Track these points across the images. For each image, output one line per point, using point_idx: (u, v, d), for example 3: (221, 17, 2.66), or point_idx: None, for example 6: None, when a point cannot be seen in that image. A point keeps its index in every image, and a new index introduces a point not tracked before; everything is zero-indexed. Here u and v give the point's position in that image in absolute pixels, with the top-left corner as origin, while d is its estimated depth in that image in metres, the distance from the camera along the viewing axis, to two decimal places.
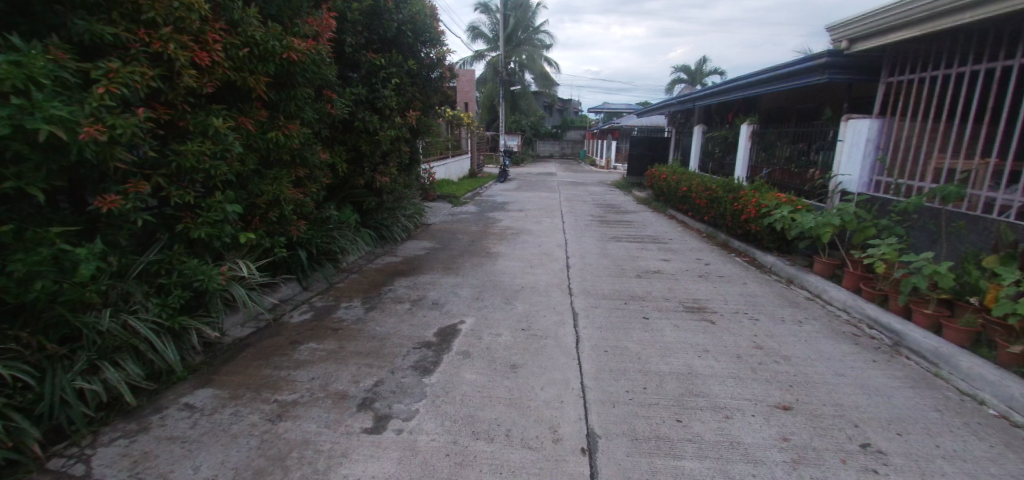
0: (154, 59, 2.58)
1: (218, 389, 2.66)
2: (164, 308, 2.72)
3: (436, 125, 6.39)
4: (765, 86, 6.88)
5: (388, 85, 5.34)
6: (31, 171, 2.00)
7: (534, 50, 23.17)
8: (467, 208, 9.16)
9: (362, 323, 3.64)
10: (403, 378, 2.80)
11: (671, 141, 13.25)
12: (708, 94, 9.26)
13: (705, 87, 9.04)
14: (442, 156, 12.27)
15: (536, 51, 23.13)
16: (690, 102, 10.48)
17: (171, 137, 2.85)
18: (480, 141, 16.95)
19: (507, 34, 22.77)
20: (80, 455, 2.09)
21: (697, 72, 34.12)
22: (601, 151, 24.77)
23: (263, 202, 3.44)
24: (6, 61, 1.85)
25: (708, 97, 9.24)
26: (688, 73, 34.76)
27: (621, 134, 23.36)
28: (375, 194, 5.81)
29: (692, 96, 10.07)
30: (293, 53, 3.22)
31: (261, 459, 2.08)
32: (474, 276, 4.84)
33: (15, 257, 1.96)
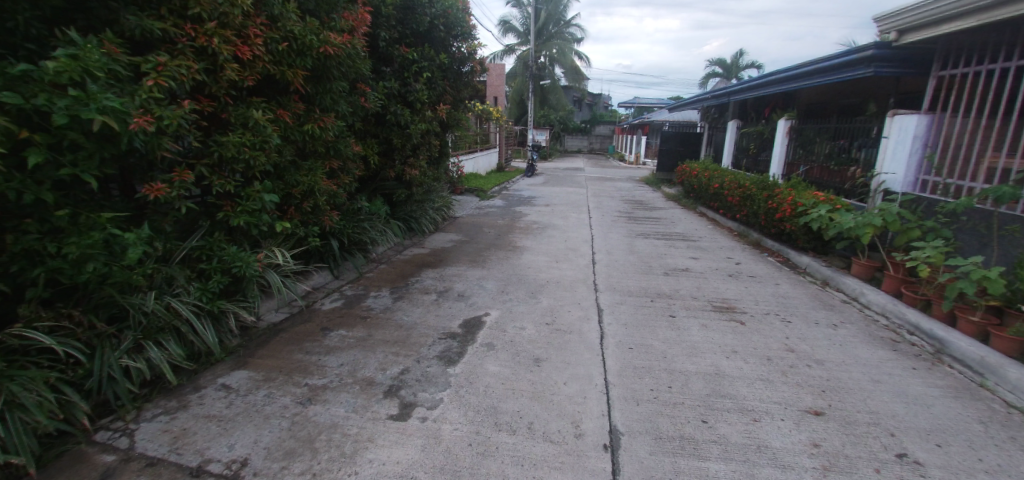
0: (199, 53, 2.69)
1: (253, 371, 2.78)
2: (204, 292, 2.85)
3: (465, 119, 6.44)
4: (806, 80, 6.60)
5: (420, 79, 5.39)
6: (85, 159, 2.11)
7: (565, 44, 22.95)
8: (493, 202, 9.19)
9: (390, 312, 3.73)
10: (429, 367, 2.85)
11: (705, 137, 12.90)
12: (744, 88, 8.97)
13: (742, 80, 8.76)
14: (470, 150, 12.34)
15: (567, 45, 22.93)
16: (725, 97, 10.20)
17: (214, 128, 2.97)
18: (508, 135, 17.00)
19: (538, 28, 22.63)
20: (125, 429, 2.22)
21: (733, 65, 33.03)
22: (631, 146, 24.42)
23: (299, 193, 3.56)
24: (65, 56, 1.98)
25: (745, 91, 8.95)
26: (723, 66, 33.70)
27: (652, 130, 22.98)
28: (404, 186, 5.89)
29: (728, 90, 9.77)
30: (329, 47, 3.29)
31: (292, 440, 2.16)
32: (499, 269, 4.86)
33: (71, 240, 2.09)
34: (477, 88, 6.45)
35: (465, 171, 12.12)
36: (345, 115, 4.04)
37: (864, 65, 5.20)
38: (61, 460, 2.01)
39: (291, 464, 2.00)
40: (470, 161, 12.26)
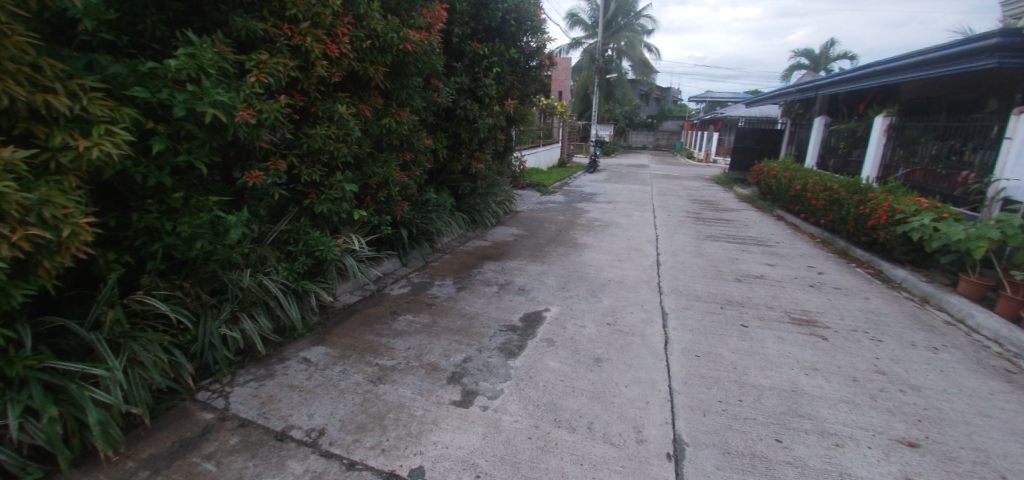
0: (294, 51, 2.90)
1: (329, 348, 2.98)
2: (291, 272, 3.10)
3: (531, 114, 6.46)
4: (910, 73, 5.92)
5: (490, 74, 5.46)
6: (198, 148, 2.36)
7: (635, 36, 22.23)
8: (555, 197, 9.15)
9: (454, 301, 3.84)
10: (490, 358, 2.91)
11: (786, 135, 12.02)
12: (835, 82, 8.22)
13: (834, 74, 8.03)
14: (533, 145, 12.35)
15: (636, 37, 22.21)
16: (812, 91, 9.40)
17: (304, 121, 3.18)
18: (571, 131, 16.79)
19: (607, 20, 22.12)
20: (221, 391, 2.47)
21: (821, 56, 30.39)
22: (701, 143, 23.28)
23: (374, 183, 3.75)
24: (185, 55, 2.22)
25: (836, 85, 8.20)
26: (811, 57, 31.09)
27: (726, 126, 21.77)
28: (469, 179, 6.02)
29: (816, 84, 9.00)
30: (408, 44, 3.40)
31: (363, 415, 2.30)
32: (560, 265, 4.85)
33: (185, 220, 2.37)
34: (544, 82, 6.43)
35: (527, 166, 12.15)
36: (419, 109, 4.19)
37: (985, 55, 4.56)
38: (170, 413, 2.28)
39: (363, 438, 2.13)
40: (532, 156, 12.26)
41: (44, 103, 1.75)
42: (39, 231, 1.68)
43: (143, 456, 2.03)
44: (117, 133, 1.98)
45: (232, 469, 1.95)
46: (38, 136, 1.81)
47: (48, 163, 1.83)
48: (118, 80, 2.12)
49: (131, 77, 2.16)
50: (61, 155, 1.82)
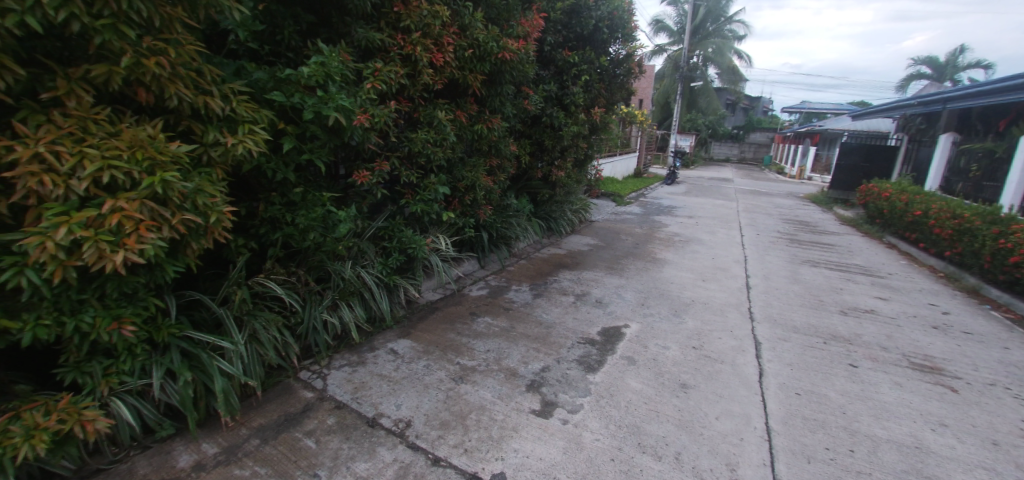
0: (405, 60, 3.07)
1: (414, 342, 3.11)
2: (385, 267, 3.28)
3: (614, 122, 6.33)
4: None
5: (578, 82, 5.40)
6: (319, 148, 2.60)
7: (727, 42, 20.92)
8: (631, 208, 8.85)
9: (531, 307, 3.84)
10: (569, 370, 2.87)
11: (901, 152, 10.72)
12: (966, 95, 7.20)
13: (967, 85, 7.03)
14: (609, 153, 12.08)
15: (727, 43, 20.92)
16: (937, 104, 8.30)
17: (407, 126, 3.36)
18: (650, 141, 16.19)
19: (695, 26, 21.19)
20: (319, 372, 2.68)
21: (948, 63, 26.71)
22: (792, 156, 21.44)
23: (463, 186, 3.85)
24: (316, 63, 2.44)
25: (967, 99, 7.18)
26: (934, 66, 27.51)
27: (825, 140, 19.84)
28: (548, 186, 5.98)
29: (941, 97, 7.93)
30: (507, 53, 3.44)
31: (447, 412, 2.38)
32: (638, 280, 4.67)
33: (302, 213, 2.63)
34: (630, 91, 6.27)
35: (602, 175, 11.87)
36: (509, 116, 4.23)
37: None
38: (276, 388, 2.52)
39: (447, 435, 2.20)
40: (608, 165, 11.99)
41: (204, 104, 2.03)
42: (192, 216, 1.95)
43: (254, 425, 2.26)
44: (257, 132, 2.24)
45: (330, 448, 2.11)
46: (196, 132, 2.10)
47: (201, 156, 2.11)
48: (260, 84, 2.40)
49: (270, 82, 2.42)
50: (212, 150, 2.10)
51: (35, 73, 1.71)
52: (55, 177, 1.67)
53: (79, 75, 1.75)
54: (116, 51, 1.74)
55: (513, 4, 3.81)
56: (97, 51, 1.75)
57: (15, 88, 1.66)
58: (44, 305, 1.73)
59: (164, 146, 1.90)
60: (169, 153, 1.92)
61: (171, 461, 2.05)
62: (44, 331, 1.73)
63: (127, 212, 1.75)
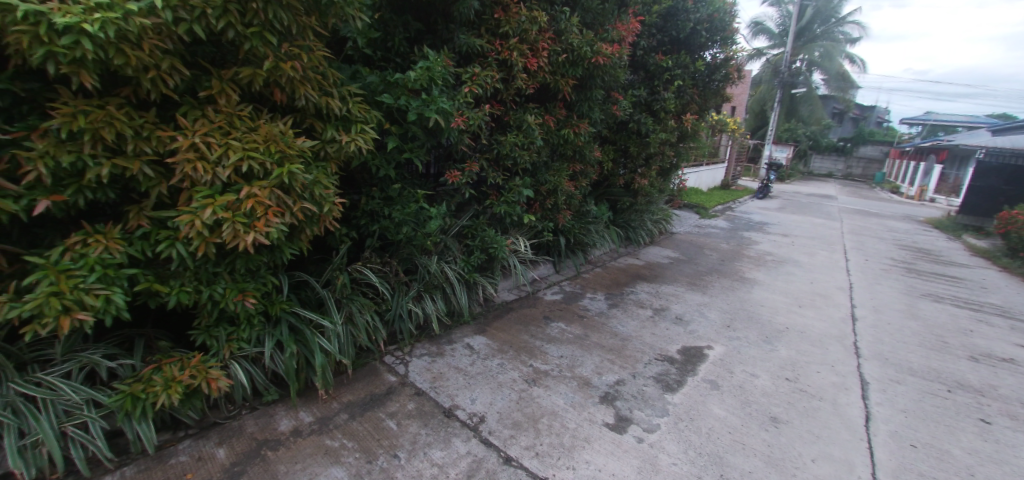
0: (501, 65, 3.14)
1: (490, 339, 3.20)
2: (467, 264, 3.38)
3: (705, 129, 6.01)
4: None
5: (670, 88, 5.17)
6: (418, 147, 2.78)
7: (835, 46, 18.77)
8: (717, 222, 8.32)
9: (606, 318, 3.75)
10: (645, 386, 2.78)
11: None
12: None
13: None
14: (696, 163, 11.47)
15: (835, 47, 18.76)
16: None
17: (497, 129, 3.45)
18: (743, 151, 15.09)
19: (801, 28, 19.55)
20: (401, 359, 2.88)
21: None
22: (910, 173, 18.97)
23: (545, 190, 3.84)
24: (422, 67, 2.59)
25: None
26: None
27: (953, 157, 17.28)
28: (630, 194, 5.75)
29: None
30: (601, 57, 3.36)
31: (519, 413, 2.46)
32: (724, 299, 4.37)
33: (398, 208, 2.84)
34: (725, 98, 5.93)
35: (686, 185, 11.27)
36: (597, 121, 4.16)
37: None
38: (364, 369, 2.76)
39: (518, 435, 2.29)
40: (694, 174, 11.38)
41: (326, 104, 2.26)
42: (310, 205, 2.19)
43: (344, 400, 2.51)
44: (367, 131, 2.45)
45: (409, 432, 2.30)
46: (317, 130, 2.35)
47: (320, 152, 2.35)
48: (372, 87, 2.61)
49: (380, 85, 2.63)
50: (328, 146, 2.34)
51: (196, 75, 2.01)
52: (206, 164, 1.95)
53: (229, 76, 2.03)
54: (260, 56, 2.00)
55: (609, 8, 3.75)
56: (244, 55, 2.02)
57: (181, 87, 1.97)
58: (187, 274, 2.08)
59: (292, 142, 2.15)
60: (295, 147, 2.16)
61: (274, 423, 2.32)
62: (186, 295, 2.07)
63: (259, 198, 2.00)
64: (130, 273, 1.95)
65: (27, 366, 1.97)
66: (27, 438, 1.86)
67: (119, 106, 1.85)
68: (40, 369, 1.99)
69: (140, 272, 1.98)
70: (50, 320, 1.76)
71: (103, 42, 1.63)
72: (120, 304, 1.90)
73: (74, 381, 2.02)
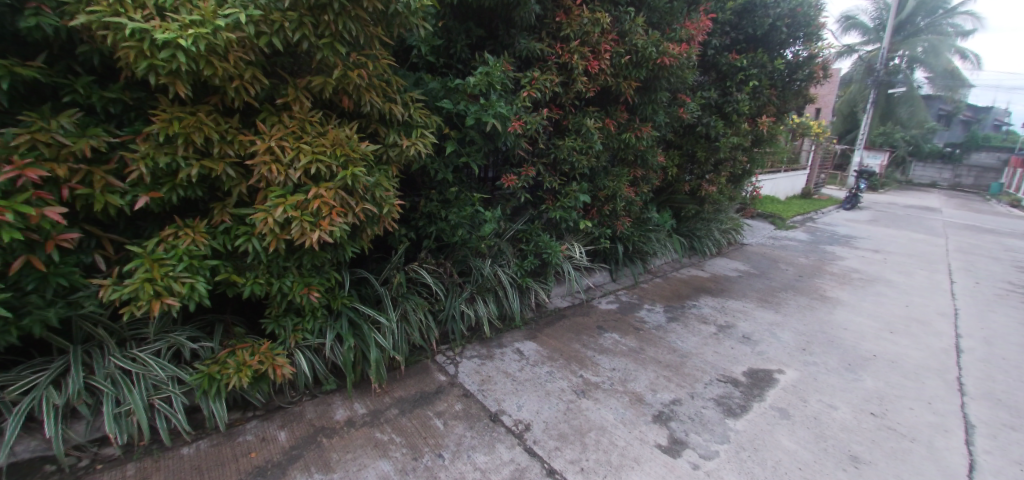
0: (561, 68, 3.11)
1: (540, 345, 3.18)
2: (520, 269, 3.37)
3: (784, 133, 5.57)
4: None
5: (745, 88, 4.85)
6: (475, 151, 2.83)
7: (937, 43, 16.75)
8: (795, 234, 7.68)
9: (664, 332, 3.58)
10: (704, 409, 2.62)
11: None
12: None
13: None
14: (773, 169, 10.69)
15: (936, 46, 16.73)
16: None
17: (556, 133, 3.41)
18: (828, 157, 13.85)
19: (902, 21, 17.66)
20: (452, 359, 2.93)
21: None
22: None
23: (603, 196, 3.74)
24: (482, 72, 2.62)
25: None
26: None
27: None
28: (696, 202, 5.45)
29: None
30: (667, 58, 3.22)
31: (566, 425, 2.41)
32: (799, 319, 4.02)
33: (455, 210, 2.90)
34: (807, 98, 5.47)
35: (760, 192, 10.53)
36: (661, 125, 3.98)
37: None
38: (416, 366, 2.84)
39: (563, 448, 2.25)
40: (769, 181, 10.61)
41: (389, 110, 2.36)
42: (371, 207, 2.29)
43: (395, 396, 2.60)
44: (427, 136, 2.53)
45: (455, 433, 2.33)
46: (380, 134, 2.46)
47: (383, 155, 2.46)
48: (433, 93, 2.69)
49: (442, 91, 2.70)
50: (391, 150, 2.44)
51: (275, 84, 2.17)
52: (279, 166, 2.11)
53: (303, 84, 2.17)
54: (331, 65, 2.12)
55: (677, 6, 3.58)
56: (317, 65, 2.15)
57: (261, 95, 2.13)
58: (260, 267, 2.26)
59: (356, 146, 2.26)
60: (359, 151, 2.27)
61: (331, 412, 2.45)
62: (259, 286, 2.26)
63: (325, 199, 2.13)
64: (211, 265, 2.15)
65: (126, 342, 2.23)
66: (122, 406, 2.09)
67: (207, 113, 2.04)
68: (136, 345, 2.24)
69: (220, 263, 2.18)
70: (144, 303, 1.98)
71: (195, 55, 1.80)
72: (202, 292, 2.09)
73: (162, 359, 2.25)
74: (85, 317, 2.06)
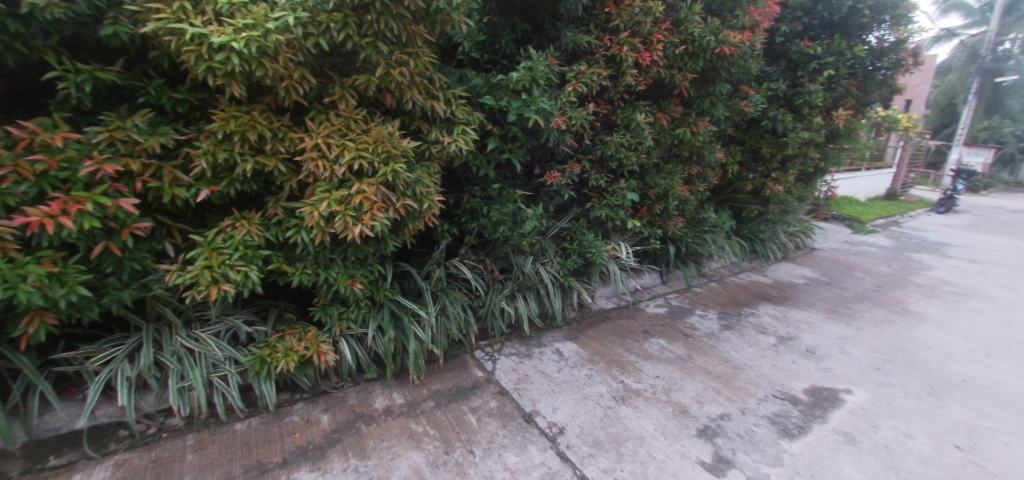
0: (610, 61, 2.98)
1: (581, 347, 3.10)
2: (563, 268, 3.30)
3: (864, 127, 5.05)
4: None
5: (818, 79, 4.43)
6: (517, 147, 2.81)
7: None
8: (876, 239, 6.96)
9: (716, 340, 3.36)
10: (756, 427, 2.43)
11: None
12: None
13: None
14: (852, 167, 9.75)
15: None
16: None
17: (604, 129, 3.29)
18: (921, 154, 12.42)
19: None
20: (490, 356, 2.93)
21: None
22: None
23: (654, 194, 3.57)
24: (525, 67, 2.58)
25: None
26: None
27: None
28: (760, 201, 5.07)
29: None
30: (727, 47, 3.00)
31: (602, 432, 2.33)
32: (874, 334, 3.63)
33: (496, 207, 2.90)
34: (894, 89, 4.91)
35: (836, 192, 9.64)
36: (719, 119, 3.73)
37: None
38: (455, 361, 2.88)
39: (597, 455, 2.17)
40: (847, 181, 9.70)
41: (431, 107, 2.39)
42: (411, 202, 2.34)
43: (433, 388, 2.64)
44: (468, 132, 2.54)
45: (487, 430, 2.33)
46: (423, 131, 2.50)
47: (425, 152, 2.49)
48: (476, 90, 2.69)
49: (485, 87, 2.69)
50: (433, 147, 2.47)
51: (323, 83, 2.25)
52: (325, 161, 2.18)
53: (349, 83, 2.24)
54: (374, 63, 2.17)
55: None
56: (362, 64, 2.21)
57: (310, 94, 2.23)
58: (308, 258, 2.37)
59: (398, 142, 2.30)
60: (400, 148, 2.31)
61: (371, 399, 2.54)
62: (307, 276, 2.37)
63: (366, 194, 2.19)
64: (264, 254, 2.28)
65: (192, 322, 2.43)
66: (185, 381, 2.29)
67: (261, 112, 2.16)
68: (200, 326, 2.44)
69: (272, 253, 2.31)
70: (204, 288, 2.13)
71: (247, 57, 1.89)
72: (255, 280, 2.23)
73: (221, 340, 2.44)
74: (156, 299, 2.26)
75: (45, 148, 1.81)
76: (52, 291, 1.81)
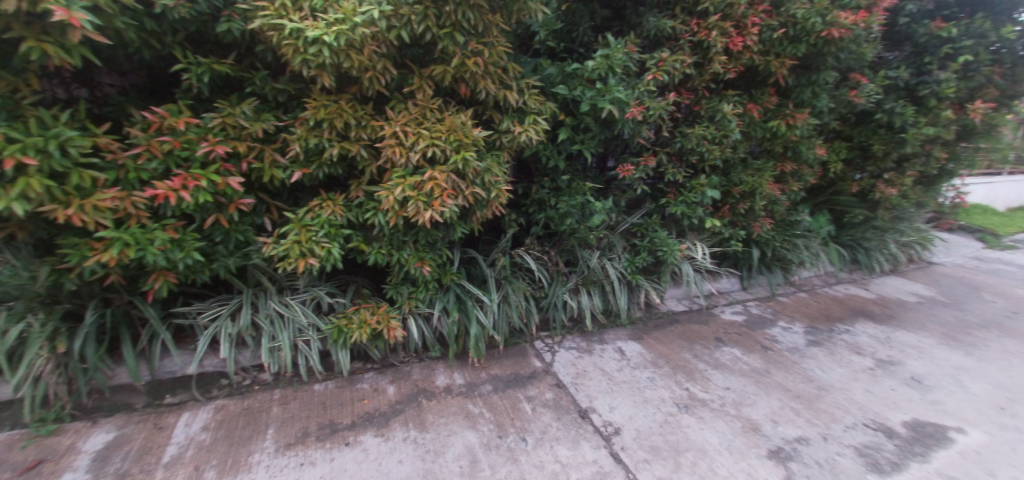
0: (696, 47, 2.80)
1: (645, 348, 3.00)
2: (631, 265, 3.20)
3: (1010, 123, 4.28)
4: None
5: (951, 65, 3.82)
6: (590, 138, 2.76)
7: None
8: (1017, 255, 5.91)
9: (799, 356, 3.08)
10: (838, 456, 2.20)
11: None
12: None
13: None
14: (993, 170, 8.32)
15: None
16: None
17: (685, 121, 3.11)
18: None
19: None
20: (550, 347, 2.94)
21: None
22: None
23: (738, 192, 3.31)
24: (602, 55, 2.52)
25: None
26: None
27: None
28: (866, 205, 4.50)
29: None
30: (836, 29, 2.68)
31: (660, 438, 2.25)
32: (1003, 367, 3.10)
33: (565, 199, 2.89)
34: None
35: (968, 199, 8.29)
36: (821, 112, 3.36)
37: None
38: (515, 348, 2.92)
39: (653, 462, 2.10)
40: (983, 186, 8.31)
41: (503, 97, 2.42)
42: (479, 191, 2.39)
43: (491, 373, 2.71)
44: (540, 122, 2.53)
45: (541, 420, 2.34)
46: (495, 121, 2.54)
47: (496, 141, 2.54)
48: (550, 79, 2.68)
49: (559, 77, 2.66)
50: (504, 137, 2.51)
51: (404, 73, 2.37)
52: (402, 148, 2.29)
53: (427, 73, 2.33)
54: (450, 54, 2.24)
55: None
56: (439, 54, 2.28)
57: (392, 84, 2.36)
58: (384, 239, 2.53)
59: (470, 132, 2.36)
60: (471, 137, 2.36)
61: (433, 376, 2.67)
62: (381, 256, 2.53)
63: (438, 181, 2.27)
64: (345, 233, 2.47)
65: (283, 290, 2.72)
66: (275, 342, 2.56)
67: (347, 101, 2.32)
68: (290, 294, 2.72)
69: (352, 233, 2.49)
70: (293, 261, 2.34)
71: (337, 49, 2.03)
72: (336, 256, 2.42)
73: (306, 308, 2.69)
74: (255, 267, 2.55)
75: (172, 131, 2.10)
76: (173, 254, 2.11)
